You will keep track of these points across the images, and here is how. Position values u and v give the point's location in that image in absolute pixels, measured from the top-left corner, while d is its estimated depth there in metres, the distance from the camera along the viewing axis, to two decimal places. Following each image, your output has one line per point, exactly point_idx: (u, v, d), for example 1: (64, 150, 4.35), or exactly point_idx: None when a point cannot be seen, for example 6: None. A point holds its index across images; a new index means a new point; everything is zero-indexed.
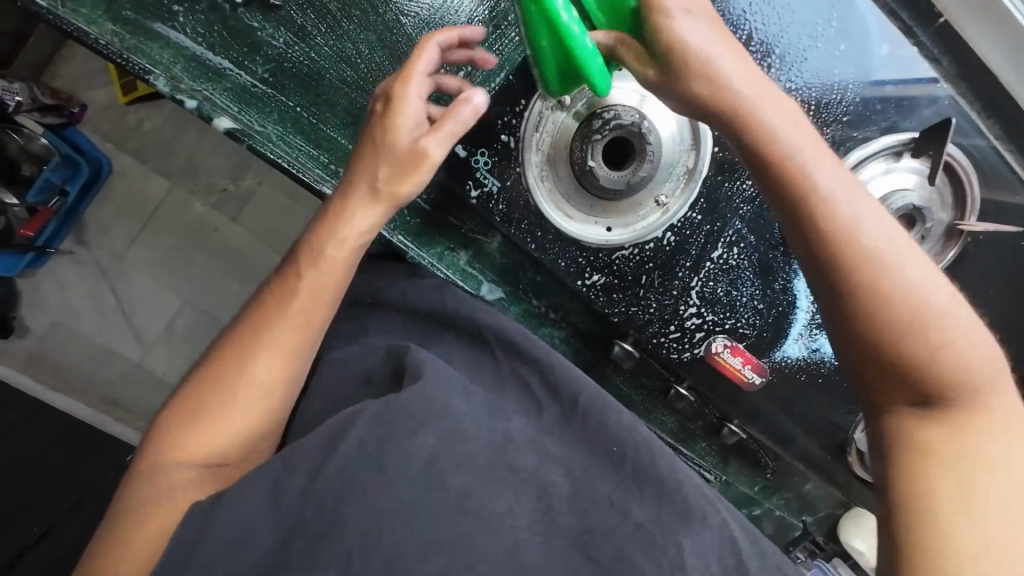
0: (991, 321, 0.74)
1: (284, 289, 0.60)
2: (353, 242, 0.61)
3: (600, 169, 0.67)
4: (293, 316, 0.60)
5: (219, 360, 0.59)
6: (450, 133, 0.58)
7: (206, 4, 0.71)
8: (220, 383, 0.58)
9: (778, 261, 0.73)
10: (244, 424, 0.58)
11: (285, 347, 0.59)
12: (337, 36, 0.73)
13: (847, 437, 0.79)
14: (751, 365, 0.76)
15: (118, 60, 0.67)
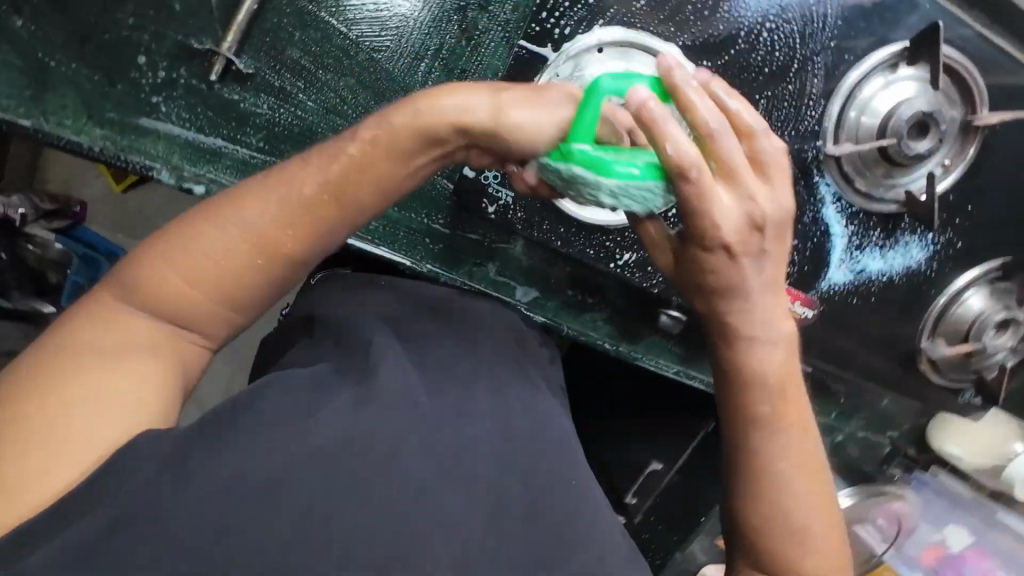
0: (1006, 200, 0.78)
1: (218, 215, 0.52)
2: (343, 160, 0.53)
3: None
4: (228, 253, 0.52)
5: (150, 248, 0.53)
6: (537, 111, 0.53)
7: (184, 87, 0.71)
8: (147, 294, 0.52)
9: (802, 194, 0.72)
10: (188, 299, 0.52)
11: (251, 226, 0.52)
12: (318, 88, 0.72)
13: (915, 347, 0.81)
14: (799, 300, 0.76)
15: (120, 164, 0.69)
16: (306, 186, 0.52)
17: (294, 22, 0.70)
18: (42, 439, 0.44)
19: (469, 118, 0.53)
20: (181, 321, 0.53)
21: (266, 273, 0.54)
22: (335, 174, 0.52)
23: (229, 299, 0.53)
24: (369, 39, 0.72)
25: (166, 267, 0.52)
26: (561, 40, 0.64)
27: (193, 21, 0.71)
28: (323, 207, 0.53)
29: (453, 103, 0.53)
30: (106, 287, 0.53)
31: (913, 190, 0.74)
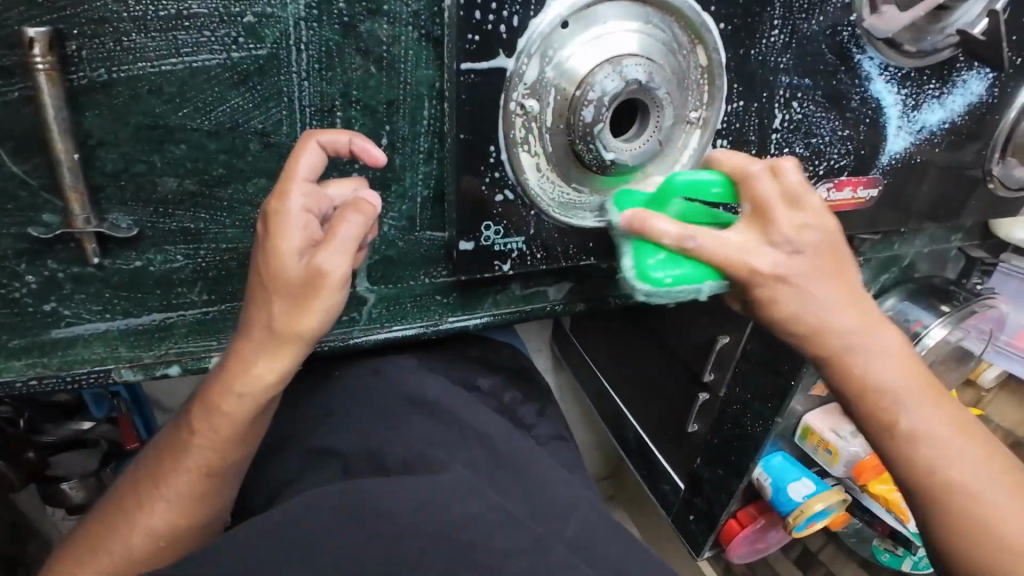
0: None
1: (179, 444, 0.59)
2: (246, 397, 0.55)
3: (624, 153, 0.51)
4: (188, 475, 0.58)
5: (141, 473, 0.61)
6: (345, 247, 0.52)
7: (70, 279, 0.54)
8: (135, 506, 0.59)
9: (846, 81, 0.57)
10: (167, 525, 0.59)
11: (184, 467, 0.58)
12: (228, 206, 0.54)
13: (987, 174, 0.72)
14: (863, 186, 0.65)
15: (72, 383, 0.57)
16: (225, 410, 0.56)
17: (141, 147, 0.50)
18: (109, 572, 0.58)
19: (293, 298, 0.52)
20: (167, 535, 0.59)
21: (216, 488, 0.60)
22: (241, 387, 0.55)
23: (216, 499, 0.61)
24: (250, 119, 0.51)
25: (145, 511, 0.58)
26: (511, 39, 0.46)
27: (12, 203, 0.49)
28: (239, 414, 0.56)
29: (281, 311, 0.53)
30: (117, 500, 0.61)
31: (965, 26, 0.59)
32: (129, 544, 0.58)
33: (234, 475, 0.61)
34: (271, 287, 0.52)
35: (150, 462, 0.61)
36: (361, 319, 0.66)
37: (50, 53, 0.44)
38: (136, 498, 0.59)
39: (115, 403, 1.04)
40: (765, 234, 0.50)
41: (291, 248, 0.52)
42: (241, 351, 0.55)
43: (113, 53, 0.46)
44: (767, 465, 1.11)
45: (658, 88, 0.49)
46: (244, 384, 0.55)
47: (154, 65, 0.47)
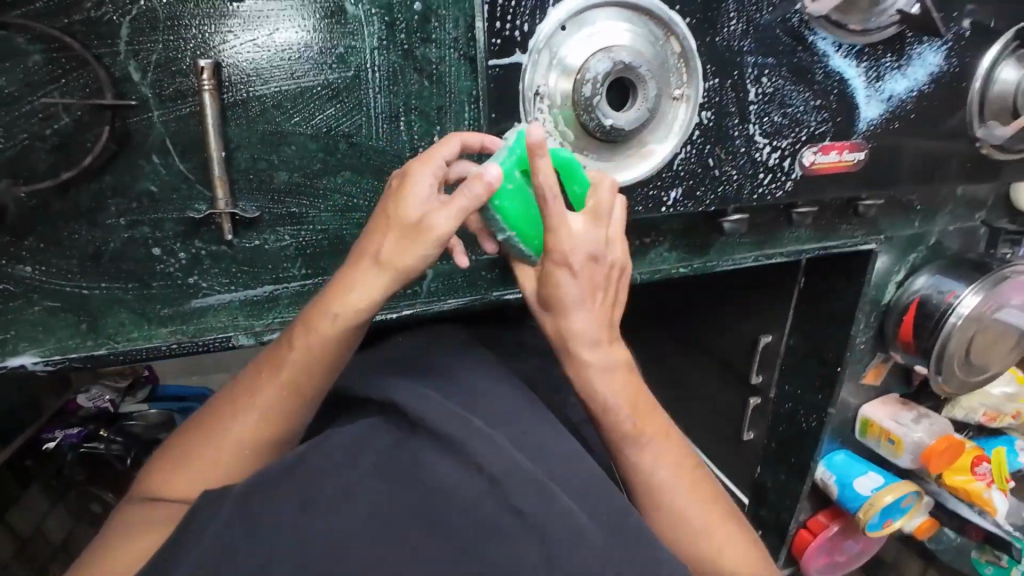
0: None
1: (278, 369, 0.60)
2: (347, 317, 0.57)
3: (620, 119, 0.64)
4: (277, 395, 0.59)
5: (240, 380, 0.62)
6: (458, 208, 0.55)
7: (208, 257, 0.71)
8: (225, 417, 0.60)
9: (807, 57, 0.70)
10: (250, 442, 0.59)
11: (283, 390, 0.59)
12: (322, 196, 0.71)
13: (973, 139, 0.81)
14: (848, 148, 0.75)
15: (202, 347, 0.72)
16: (325, 335, 0.58)
17: (265, 147, 0.69)
18: (189, 480, 0.59)
19: (400, 237, 0.55)
20: (251, 451, 0.60)
21: (298, 413, 0.61)
22: (342, 315, 0.57)
23: (292, 425, 0.61)
24: (340, 124, 0.70)
25: (236, 418, 0.60)
26: (524, 40, 0.62)
27: (177, 193, 0.69)
28: (341, 340, 0.58)
29: (387, 242, 0.56)
30: (206, 415, 0.62)
31: (903, 6, 0.70)
32: (218, 452, 0.59)
33: (315, 402, 0.62)
34: (389, 223, 0.56)
35: (243, 379, 0.62)
36: (422, 293, 0.78)
37: (213, 78, 0.66)
38: (228, 410, 0.60)
39: None
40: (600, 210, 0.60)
41: (404, 205, 0.56)
42: (346, 279, 0.57)
43: (249, 77, 0.68)
44: (830, 464, 1.10)
45: (641, 67, 0.64)
46: (346, 314, 0.57)
47: (276, 86, 0.68)
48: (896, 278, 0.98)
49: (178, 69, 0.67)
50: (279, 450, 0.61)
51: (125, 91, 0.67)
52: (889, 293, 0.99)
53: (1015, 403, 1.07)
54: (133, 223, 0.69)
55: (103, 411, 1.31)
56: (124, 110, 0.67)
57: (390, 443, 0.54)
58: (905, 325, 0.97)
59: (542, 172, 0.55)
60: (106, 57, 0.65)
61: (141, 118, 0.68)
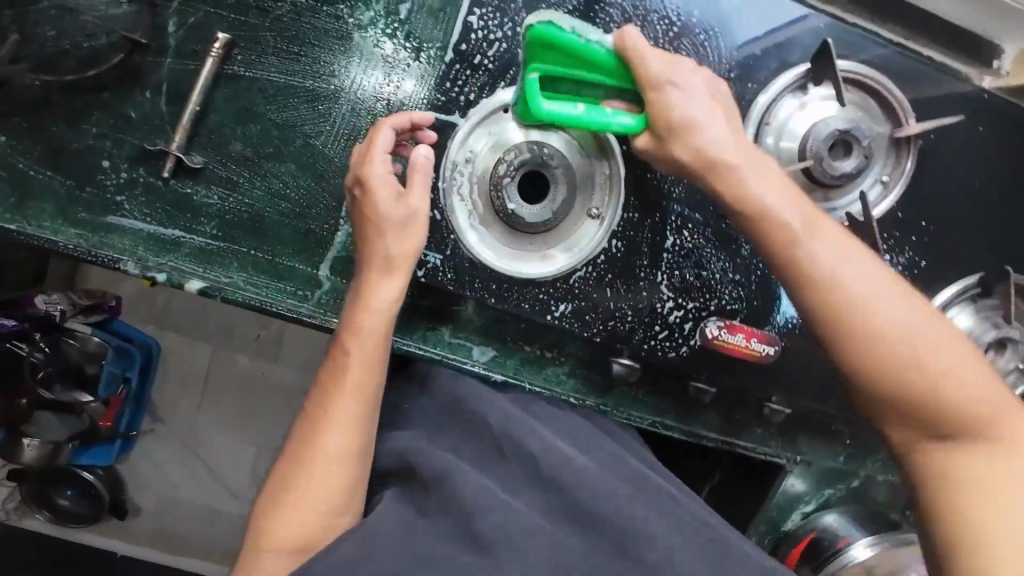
0: (989, 207, 0.72)
1: (293, 443, 0.63)
2: (382, 319, 0.63)
3: (523, 209, 0.69)
4: (292, 467, 0.61)
5: (267, 499, 0.61)
6: (425, 188, 0.65)
7: (143, 185, 0.77)
8: (277, 546, 0.58)
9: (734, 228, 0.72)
10: (280, 551, 0.58)
11: (345, 416, 0.62)
12: (262, 176, 0.77)
13: None
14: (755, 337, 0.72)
15: (89, 259, 0.73)
16: (339, 388, 0.62)
17: (235, 119, 0.77)
18: (274, 571, 0.57)
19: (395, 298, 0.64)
20: (293, 553, 0.58)
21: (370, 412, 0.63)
22: (349, 378, 0.62)
23: (326, 501, 0.60)
24: (304, 124, 0.77)
25: (282, 496, 0.60)
26: (467, 106, 0.69)
27: (146, 126, 0.77)
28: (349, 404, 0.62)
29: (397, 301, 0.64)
30: (246, 550, 0.60)
31: (852, 212, 0.69)
32: (304, 491, 0.60)
33: (355, 475, 0.61)
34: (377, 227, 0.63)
35: (272, 483, 0.63)
36: (310, 300, 0.77)
37: (222, 50, 0.76)
38: (273, 540, 0.59)
39: (119, 389, 1.20)
40: (745, 151, 0.58)
41: (404, 244, 0.63)
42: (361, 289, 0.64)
43: (252, 61, 0.77)
44: None
45: (557, 171, 0.69)
46: (359, 367, 0.63)
47: (270, 76, 0.77)
48: (804, 507, 0.86)
49: (199, 35, 0.77)
50: (332, 530, 0.60)
51: (154, 36, 0.77)
52: (792, 521, 0.86)
53: None
54: (101, 134, 0.77)
55: (48, 318, 1.13)
56: (145, 49, 0.77)
57: (406, 510, 0.60)
58: (792, 557, 0.84)
59: (661, 89, 0.58)
60: (159, 7, 0.77)
61: (153, 60, 0.77)
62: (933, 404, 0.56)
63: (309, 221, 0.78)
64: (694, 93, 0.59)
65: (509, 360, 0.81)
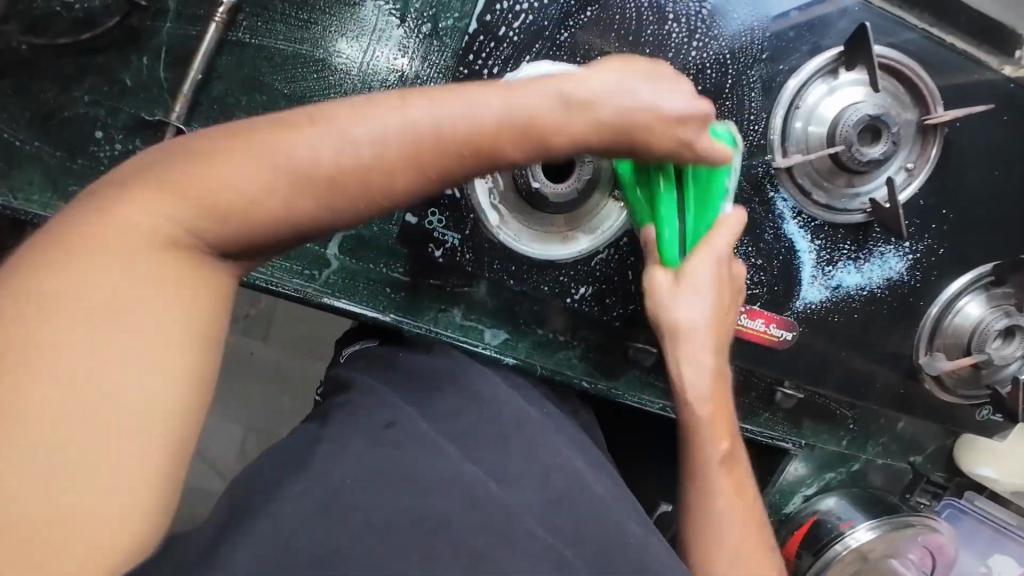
0: (1007, 194, 0.72)
1: (191, 162, 0.40)
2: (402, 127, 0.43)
3: (548, 188, 0.68)
4: (178, 227, 0.38)
5: (121, 202, 0.38)
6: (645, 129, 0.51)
7: None
8: (106, 346, 0.35)
9: (760, 213, 0.70)
10: (105, 297, 0.35)
11: (299, 162, 0.40)
12: None
13: (914, 364, 0.73)
14: (775, 322, 0.71)
15: None
16: (277, 172, 0.40)
17: (240, 89, 0.73)
18: (72, 338, 0.34)
19: (416, 148, 0.43)
20: (116, 310, 0.35)
21: (323, 209, 0.42)
22: (318, 164, 0.41)
23: (192, 287, 0.39)
24: (313, 95, 0.73)
25: (149, 211, 0.38)
26: (489, 80, 0.65)
27: (143, 95, 0.73)
28: (296, 199, 0.41)
29: (397, 141, 0.42)
30: (24, 268, 0.35)
31: (878, 197, 0.69)
32: (181, 219, 0.38)
33: (214, 300, 0.40)
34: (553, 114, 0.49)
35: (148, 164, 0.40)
36: (318, 279, 0.75)
37: (227, 14, 0.72)
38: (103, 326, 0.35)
39: None
40: (696, 284, 0.61)
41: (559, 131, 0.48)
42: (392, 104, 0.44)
43: (260, 26, 0.73)
44: None
45: None
46: (301, 160, 0.40)
47: (278, 43, 0.73)
48: (805, 490, 0.85)
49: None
50: (168, 331, 0.37)
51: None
52: (793, 504, 0.85)
53: None
54: (95, 101, 0.72)
55: None
56: (144, 12, 0.73)
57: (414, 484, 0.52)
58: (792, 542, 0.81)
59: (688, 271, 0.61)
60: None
61: (152, 23, 0.73)
62: (710, 510, 0.62)
63: None
64: (706, 298, 0.62)
65: (521, 342, 0.80)
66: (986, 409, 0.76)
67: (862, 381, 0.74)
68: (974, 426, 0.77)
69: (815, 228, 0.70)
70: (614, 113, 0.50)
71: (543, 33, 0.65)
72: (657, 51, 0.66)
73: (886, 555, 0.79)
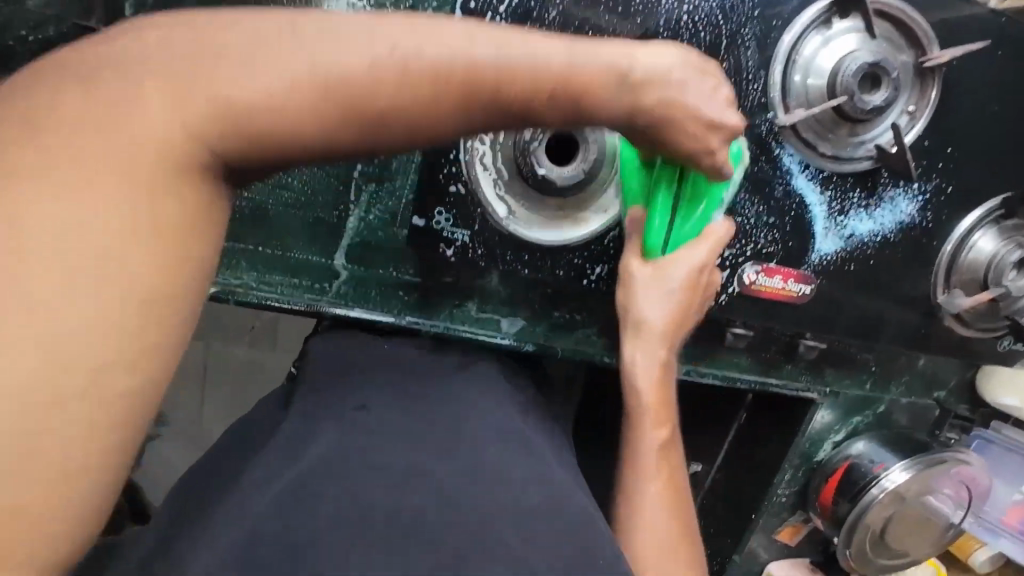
0: (1008, 125, 0.72)
1: (206, 57, 0.40)
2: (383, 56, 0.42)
3: (553, 172, 0.66)
4: (179, 123, 0.40)
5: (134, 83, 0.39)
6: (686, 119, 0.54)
7: None
8: (72, 243, 0.37)
9: (768, 171, 0.69)
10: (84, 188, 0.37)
11: (293, 72, 0.40)
12: None
13: (933, 303, 0.75)
14: (792, 278, 0.71)
15: None
16: (303, 93, 0.40)
17: None
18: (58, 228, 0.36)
19: (407, 86, 0.42)
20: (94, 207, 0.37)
21: (306, 134, 0.41)
22: (334, 85, 0.41)
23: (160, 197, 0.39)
24: None
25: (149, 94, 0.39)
26: None
27: None
28: (297, 126, 0.41)
29: (417, 92, 0.42)
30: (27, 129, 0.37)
31: (883, 143, 0.69)
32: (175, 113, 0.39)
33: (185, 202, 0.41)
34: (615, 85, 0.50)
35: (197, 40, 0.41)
36: (329, 292, 0.73)
37: None
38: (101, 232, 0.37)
39: None
40: (665, 283, 0.64)
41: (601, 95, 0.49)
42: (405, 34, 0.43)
43: None
44: None
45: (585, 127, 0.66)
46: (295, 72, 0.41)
47: None
48: (834, 437, 0.92)
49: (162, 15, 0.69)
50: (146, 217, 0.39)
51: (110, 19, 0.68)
52: (823, 451, 0.92)
53: None
54: None
55: None
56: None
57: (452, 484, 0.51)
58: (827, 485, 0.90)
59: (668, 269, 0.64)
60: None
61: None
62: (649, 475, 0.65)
63: (316, 209, 0.73)
64: (671, 296, 0.65)
65: (539, 327, 0.79)
66: (1008, 340, 0.79)
67: (872, 323, 0.75)
68: (994, 357, 0.80)
69: (824, 180, 0.70)
70: (645, 89, 0.51)
71: (531, 13, 0.63)
72: (649, 19, 0.64)
73: (921, 490, 0.87)
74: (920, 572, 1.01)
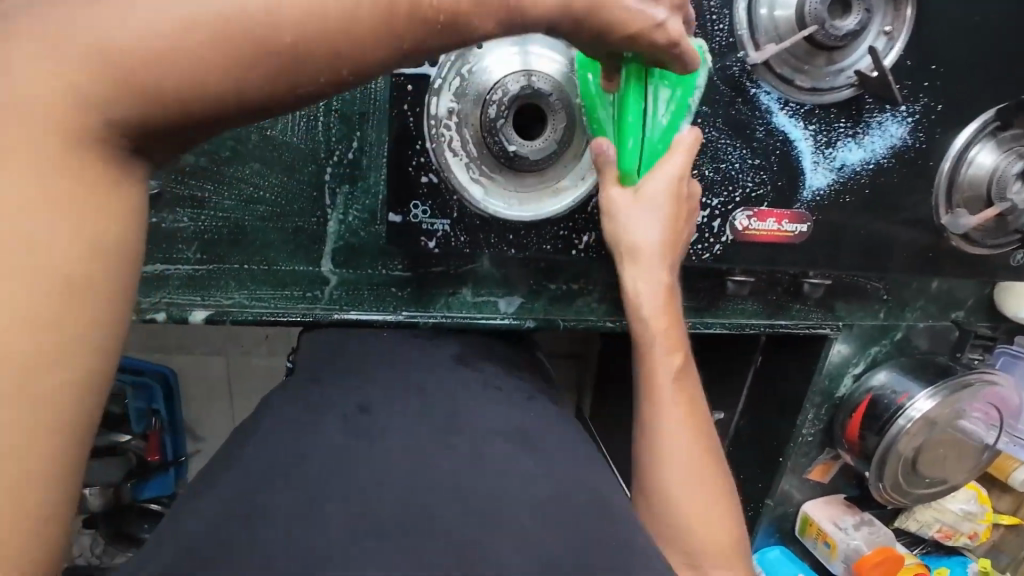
0: (997, 31, 0.69)
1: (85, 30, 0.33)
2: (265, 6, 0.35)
3: (524, 147, 0.64)
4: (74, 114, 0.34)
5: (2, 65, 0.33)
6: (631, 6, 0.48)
7: None
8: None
9: (747, 112, 0.67)
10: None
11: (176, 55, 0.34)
12: (229, 184, 0.70)
13: (937, 225, 0.73)
14: (786, 218, 0.69)
15: None
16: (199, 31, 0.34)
17: None
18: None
19: (311, 20, 0.36)
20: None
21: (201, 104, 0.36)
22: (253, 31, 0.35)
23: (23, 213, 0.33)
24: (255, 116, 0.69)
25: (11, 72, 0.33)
26: None
27: None
28: (207, 81, 0.35)
29: (341, 4, 0.37)
30: None
31: (862, 68, 0.66)
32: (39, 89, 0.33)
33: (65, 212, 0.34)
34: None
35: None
36: (323, 299, 0.72)
37: None
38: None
39: (151, 421, 1.16)
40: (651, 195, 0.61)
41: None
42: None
43: None
44: (763, 559, 1.03)
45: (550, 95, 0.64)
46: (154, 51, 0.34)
47: None
48: (853, 370, 0.90)
49: None
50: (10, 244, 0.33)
51: None
52: (843, 386, 0.91)
53: (973, 522, 1.00)
54: None
55: None
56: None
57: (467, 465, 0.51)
58: (852, 420, 0.89)
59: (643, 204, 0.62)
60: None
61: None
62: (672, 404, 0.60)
63: (294, 218, 0.72)
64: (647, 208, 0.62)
65: (536, 303, 0.78)
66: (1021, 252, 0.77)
67: (881, 245, 0.72)
68: (1010, 272, 0.78)
69: (805, 114, 0.67)
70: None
71: None
72: None
73: (949, 415, 0.86)
74: (957, 494, 1.01)
